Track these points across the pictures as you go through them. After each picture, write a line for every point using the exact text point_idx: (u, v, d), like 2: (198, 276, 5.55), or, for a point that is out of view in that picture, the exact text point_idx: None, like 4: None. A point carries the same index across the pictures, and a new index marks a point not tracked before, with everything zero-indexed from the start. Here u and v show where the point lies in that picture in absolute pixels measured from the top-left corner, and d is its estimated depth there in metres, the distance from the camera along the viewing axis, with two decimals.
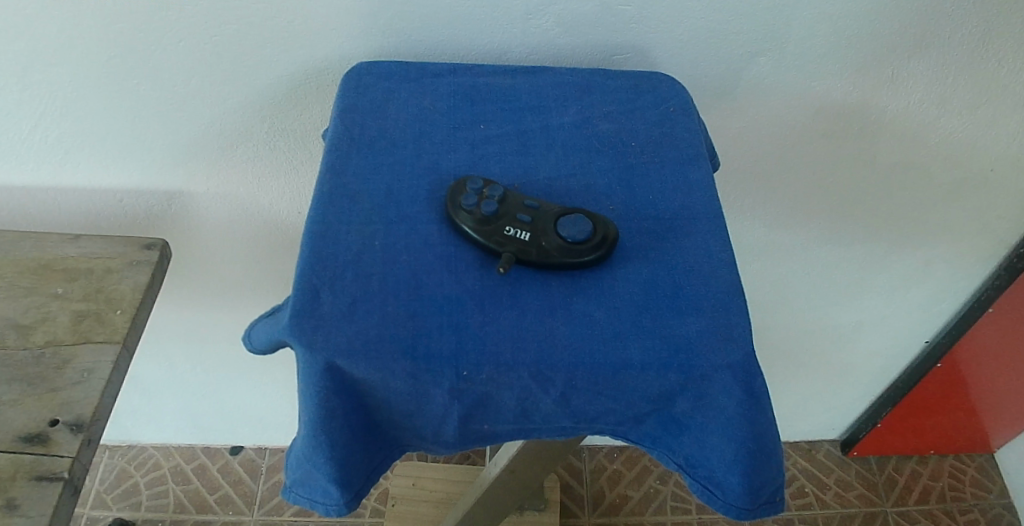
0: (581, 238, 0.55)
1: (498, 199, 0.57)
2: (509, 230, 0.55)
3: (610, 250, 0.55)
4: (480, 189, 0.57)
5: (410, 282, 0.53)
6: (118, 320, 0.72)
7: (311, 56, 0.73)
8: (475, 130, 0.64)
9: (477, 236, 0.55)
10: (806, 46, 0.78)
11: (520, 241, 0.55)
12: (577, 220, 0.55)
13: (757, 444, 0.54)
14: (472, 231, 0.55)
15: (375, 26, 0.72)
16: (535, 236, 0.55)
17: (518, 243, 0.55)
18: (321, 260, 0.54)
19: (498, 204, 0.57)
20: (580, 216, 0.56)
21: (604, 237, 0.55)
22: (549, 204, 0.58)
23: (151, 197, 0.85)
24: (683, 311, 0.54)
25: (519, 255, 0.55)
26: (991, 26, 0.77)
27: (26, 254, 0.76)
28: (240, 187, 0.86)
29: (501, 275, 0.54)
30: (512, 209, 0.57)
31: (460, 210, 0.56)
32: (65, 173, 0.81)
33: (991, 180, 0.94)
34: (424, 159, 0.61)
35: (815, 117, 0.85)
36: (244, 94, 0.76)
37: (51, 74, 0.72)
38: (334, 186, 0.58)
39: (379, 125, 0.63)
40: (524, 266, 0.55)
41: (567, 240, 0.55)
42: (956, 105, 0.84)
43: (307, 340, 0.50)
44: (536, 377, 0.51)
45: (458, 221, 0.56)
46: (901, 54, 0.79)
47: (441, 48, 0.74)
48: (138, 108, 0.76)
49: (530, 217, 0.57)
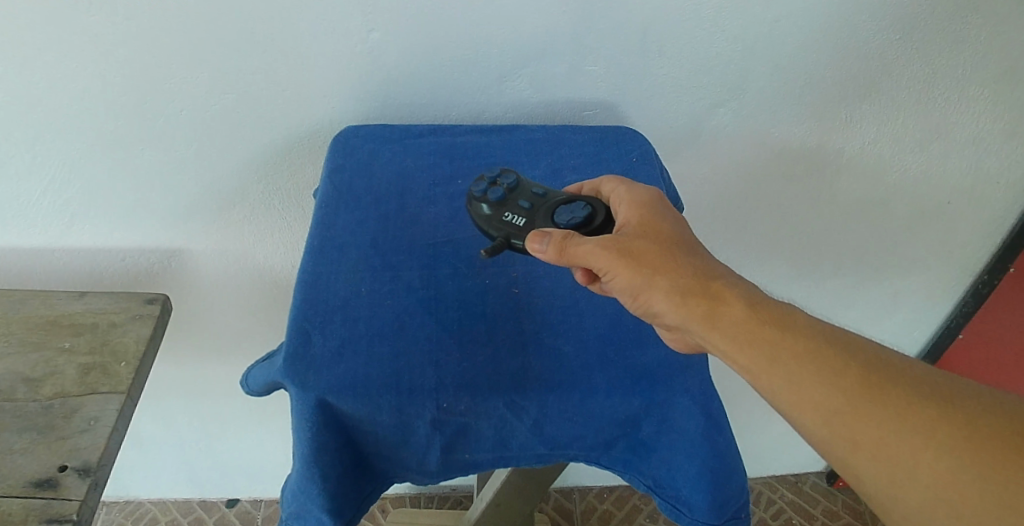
0: (573, 222, 0.59)
1: (509, 187, 0.63)
2: (508, 215, 0.61)
3: (609, 231, 0.60)
4: (496, 178, 0.63)
5: (394, 325, 0.59)
6: (123, 371, 0.77)
7: (307, 118, 0.79)
8: (453, 185, 0.70)
9: (482, 222, 0.62)
10: (762, 96, 0.85)
11: (514, 225, 0.61)
12: (576, 207, 0.60)
13: (719, 462, 0.58)
14: (479, 216, 0.62)
15: (363, 91, 0.78)
16: (531, 222, 0.61)
17: (512, 226, 0.61)
18: (312, 307, 0.59)
19: (509, 191, 0.63)
20: (581, 202, 0.60)
21: (605, 218, 0.60)
22: (556, 192, 0.63)
23: (152, 255, 0.90)
24: (645, 341, 0.59)
25: (511, 237, 0.61)
26: (933, 72, 0.84)
27: (35, 311, 0.81)
28: (237, 245, 0.91)
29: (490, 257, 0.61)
30: (518, 197, 0.62)
31: (473, 197, 0.63)
32: (71, 235, 0.86)
33: (949, 211, 1.00)
34: (407, 212, 0.67)
35: (774, 162, 0.91)
36: (242, 154, 0.82)
37: (63, 143, 0.77)
38: (324, 239, 0.64)
39: (366, 183, 0.69)
40: (518, 246, 0.61)
41: (559, 226, 0.59)
42: (909, 142, 0.91)
43: (299, 379, 0.55)
44: (510, 405, 0.56)
45: (471, 208, 0.63)
46: (853, 100, 0.86)
47: (425, 109, 0.81)
48: (143, 173, 0.82)
49: (533, 203, 0.62)
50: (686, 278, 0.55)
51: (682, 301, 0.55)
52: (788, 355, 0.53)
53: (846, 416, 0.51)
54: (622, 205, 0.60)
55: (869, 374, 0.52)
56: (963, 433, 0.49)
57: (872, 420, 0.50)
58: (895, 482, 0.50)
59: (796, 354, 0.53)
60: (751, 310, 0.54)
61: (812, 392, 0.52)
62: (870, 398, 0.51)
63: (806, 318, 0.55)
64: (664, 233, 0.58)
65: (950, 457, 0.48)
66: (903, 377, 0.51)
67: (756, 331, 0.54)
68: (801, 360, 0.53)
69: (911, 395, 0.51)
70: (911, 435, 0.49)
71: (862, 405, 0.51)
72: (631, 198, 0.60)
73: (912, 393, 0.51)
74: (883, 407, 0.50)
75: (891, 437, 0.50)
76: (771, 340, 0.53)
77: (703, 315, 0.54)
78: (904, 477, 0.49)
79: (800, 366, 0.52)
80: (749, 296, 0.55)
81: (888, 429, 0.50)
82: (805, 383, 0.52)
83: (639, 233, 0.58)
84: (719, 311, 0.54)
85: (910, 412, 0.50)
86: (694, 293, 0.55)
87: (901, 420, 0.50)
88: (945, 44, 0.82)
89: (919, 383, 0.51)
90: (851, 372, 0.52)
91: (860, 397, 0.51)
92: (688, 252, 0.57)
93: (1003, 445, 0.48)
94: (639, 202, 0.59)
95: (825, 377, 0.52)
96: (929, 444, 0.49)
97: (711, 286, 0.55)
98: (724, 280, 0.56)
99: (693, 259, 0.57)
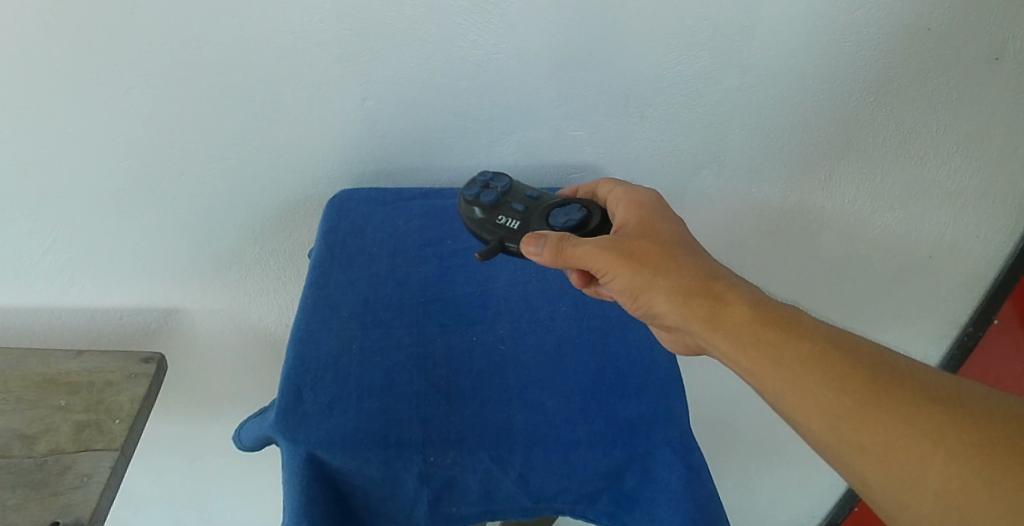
0: (567, 225, 0.65)
1: (501, 191, 0.68)
2: (502, 217, 0.67)
3: (605, 232, 0.66)
4: (488, 181, 0.69)
5: (383, 381, 0.61)
6: (116, 428, 0.78)
7: (305, 181, 0.83)
8: (443, 245, 0.73)
9: (476, 223, 0.67)
10: (742, 158, 0.88)
11: (508, 228, 0.67)
12: (570, 210, 0.66)
13: (703, 513, 0.58)
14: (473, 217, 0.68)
15: (358, 155, 0.82)
16: (526, 224, 0.67)
17: (505, 229, 0.66)
18: (303, 364, 0.61)
19: (501, 195, 0.68)
20: (575, 206, 0.66)
21: (600, 220, 0.66)
22: (545, 195, 0.69)
23: (150, 314, 0.92)
24: (626, 395, 0.62)
25: (504, 239, 0.66)
26: (909, 134, 0.87)
27: (32, 369, 0.82)
28: (233, 304, 0.93)
29: (477, 262, 0.66)
30: (511, 200, 0.68)
31: (466, 199, 0.68)
32: (71, 294, 0.88)
33: (932, 264, 1.01)
34: (398, 272, 0.70)
35: (755, 220, 0.95)
36: (241, 215, 0.84)
37: (66, 205, 0.80)
38: (316, 298, 0.66)
39: (359, 243, 0.71)
40: (510, 248, 0.67)
41: (554, 228, 0.66)
42: (887, 200, 0.94)
43: (290, 434, 0.56)
44: (495, 458, 0.58)
45: (465, 209, 0.68)
46: (832, 160, 0.89)
47: (418, 173, 0.85)
48: (143, 234, 0.84)
49: (525, 206, 0.68)
50: (694, 285, 0.60)
51: (690, 306, 0.60)
52: (790, 357, 0.57)
53: (853, 419, 0.54)
54: (624, 212, 0.66)
55: (871, 376, 0.55)
56: (964, 436, 0.52)
57: (874, 421, 0.54)
58: (901, 483, 0.53)
59: (800, 357, 0.57)
60: (753, 310, 0.59)
61: (815, 395, 0.55)
62: (876, 402, 0.54)
63: (805, 319, 0.59)
64: (665, 238, 0.63)
65: (954, 461, 0.52)
66: (905, 381, 0.55)
67: (761, 335, 0.58)
68: (804, 363, 0.56)
69: (914, 399, 0.54)
70: (916, 438, 0.53)
71: (865, 408, 0.54)
72: (633, 205, 0.66)
73: (915, 395, 0.54)
74: (887, 409, 0.54)
75: (897, 439, 0.53)
76: (774, 342, 0.57)
77: (712, 321, 0.59)
78: (909, 479, 0.53)
79: (806, 370, 0.56)
80: (753, 299, 0.59)
81: (893, 432, 0.53)
82: (809, 385, 0.56)
83: (641, 237, 0.63)
84: (726, 317, 0.59)
85: (914, 415, 0.53)
86: (702, 301, 0.59)
87: (905, 423, 0.53)
88: (923, 106, 0.84)
89: (920, 386, 0.55)
90: (853, 376, 0.55)
91: (864, 400, 0.54)
92: (688, 255, 0.62)
93: (1005, 448, 0.51)
94: (638, 206, 0.66)
95: (830, 381, 0.55)
96: (935, 446, 0.52)
97: (717, 290, 0.60)
98: (727, 282, 0.60)
99: (696, 263, 0.62)
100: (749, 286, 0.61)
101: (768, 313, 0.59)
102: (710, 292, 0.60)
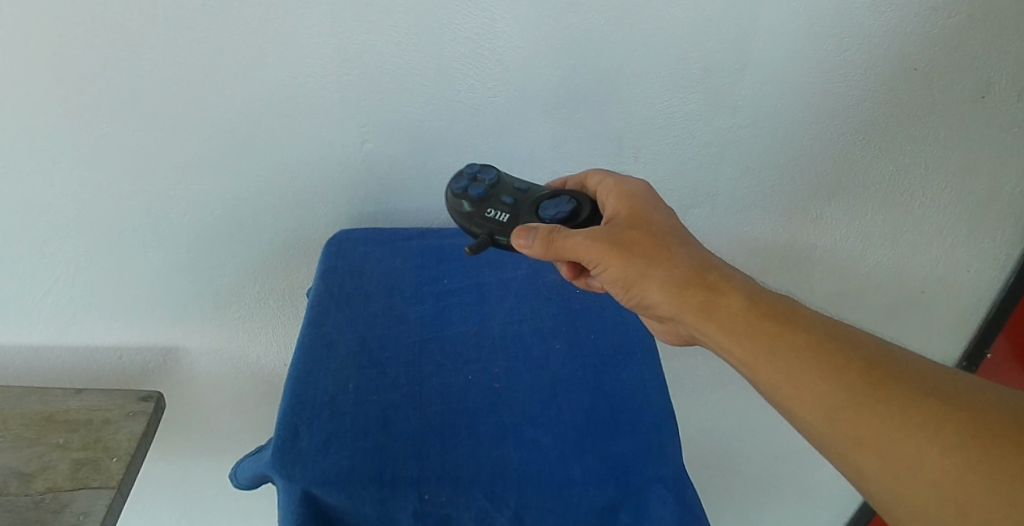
0: (558, 217, 0.65)
1: (490, 183, 0.69)
2: (491, 211, 0.67)
3: (595, 223, 0.66)
4: (476, 174, 0.69)
5: (380, 419, 0.62)
6: (114, 466, 0.78)
7: (304, 221, 0.84)
8: (440, 284, 0.74)
9: (465, 217, 0.67)
10: (734, 199, 0.90)
11: (498, 221, 0.67)
12: (560, 202, 0.66)
13: None
14: (462, 211, 0.68)
15: (357, 196, 0.83)
16: (516, 217, 0.67)
17: (495, 223, 0.66)
18: (301, 402, 0.61)
19: (489, 188, 0.68)
20: (564, 197, 0.67)
21: (590, 212, 0.66)
22: (534, 188, 0.69)
23: (149, 353, 0.93)
24: (619, 433, 0.63)
25: (495, 233, 0.66)
26: (896, 175, 0.89)
27: (31, 407, 0.83)
28: (231, 343, 0.94)
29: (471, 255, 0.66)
30: (499, 193, 0.68)
31: (454, 192, 0.69)
32: (71, 333, 0.89)
33: (924, 300, 1.02)
34: (394, 310, 0.71)
35: (748, 260, 0.96)
36: (241, 255, 0.86)
37: (69, 245, 0.81)
38: (314, 336, 0.67)
39: (357, 282, 0.73)
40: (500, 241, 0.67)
41: (544, 220, 0.66)
42: (877, 238, 0.95)
43: (286, 471, 0.57)
44: (490, 496, 0.58)
45: (453, 202, 0.68)
46: (821, 200, 0.91)
47: (416, 213, 0.86)
48: (145, 273, 0.85)
49: (515, 199, 0.68)
50: (687, 278, 0.60)
51: (682, 298, 0.59)
52: (783, 348, 0.57)
53: (848, 411, 0.54)
54: (617, 204, 0.66)
55: (868, 368, 0.55)
56: (964, 430, 0.51)
57: (870, 413, 0.53)
58: (899, 477, 0.52)
59: (795, 348, 0.56)
60: (747, 301, 0.59)
61: (810, 385, 0.55)
62: (871, 393, 0.54)
63: (800, 311, 0.59)
64: (659, 229, 0.63)
65: (953, 454, 0.51)
66: (904, 373, 0.54)
67: (756, 327, 0.58)
68: (798, 353, 0.56)
69: (913, 392, 0.53)
70: (913, 431, 0.52)
71: (862, 400, 0.54)
72: (626, 196, 0.66)
73: (913, 387, 0.53)
74: (883, 401, 0.53)
75: (894, 433, 0.52)
76: (767, 332, 0.57)
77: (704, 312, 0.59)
78: (907, 472, 0.52)
79: (801, 361, 0.56)
80: (747, 290, 0.59)
81: (890, 424, 0.52)
82: (804, 376, 0.55)
83: (634, 228, 0.63)
84: (720, 310, 0.59)
85: (911, 407, 0.53)
86: (695, 293, 0.60)
87: (902, 415, 0.52)
88: (909, 148, 0.86)
89: (918, 379, 0.54)
90: (848, 366, 0.55)
91: (859, 391, 0.54)
92: (682, 246, 0.62)
93: (1008, 443, 0.50)
94: (630, 198, 0.66)
95: (826, 373, 0.55)
96: (933, 439, 0.51)
97: (710, 282, 0.60)
98: (721, 274, 0.60)
99: (690, 254, 0.62)
100: (744, 278, 0.61)
101: (763, 305, 0.59)
102: (703, 284, 0.60)
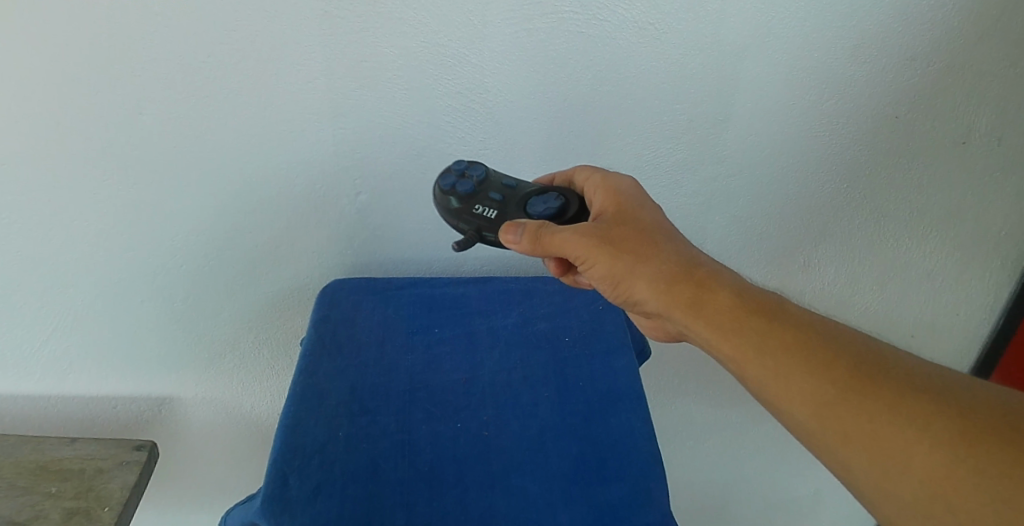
0: (546, 213, 0.67)
1: (477, 180, 0.70)
2: (479, 207, 0.68)
3: (583, 219, 0.68)
4: (463, 171, 0.70)
5: (369, 467, 0.62)
6: (106, 516, 0.78)
7: (299, 271, 0.86)
8: (431, 333, 0.75)
9: (453, 214, 0.69)
10: (721, 247, 0.92)
11: (485, 217, 0.68)
12: (548, 199, 0.68)
13: None
14: (450, 208, 0.69)
15: (351, 246, 0.85)
16: (503, 213, 0.68)
17: (483, 219, 0.68)
18: (291, 451, 0.62)
19: (476, 185, 0.70)
20: (552, 194, 0.69)
21: (578, 208, 0.68)
22: (521, 185, 0.71)
23: (143, 403, 0.94)
24: (607, 480, 0.63)
25: (482, 229, 0.68)
26: (879, 223, 0.91)
27: (26, 457, 0.83)
28: (225, 393, 0.95)
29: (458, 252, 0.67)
30: (487, 190, 0.69)
31: (442, 190, 0.70)
32: (67, 383, 0.90)
33: (914, 344, 1.03)
34: (386, 359, 0.72)
35: None
36: (237, 304, 0.87)
37: (68, 295, 0.83)
38: (306, 385, 0.68)
39: (349, 331, 0.74)
40: (487, 237, 0.69)
41: (531, 217, 0.67)
42: (865, 283, 0.97)
43: (275, 521, 0.58)
44: None
45: (441, 200, 0.70)
46: (807, 247, 0.93)
47: (409, 263, 0.88)
48: (141, 322, 0.87)
49: (502, 195, 0.69)
50: (676, 275, 0.62)
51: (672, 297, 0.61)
52: (771, 345, 0.58)
53: (838, 406, 0.55)
54: (605, 203, 0.68)
55: (855, 364, 0.56)
56: (952, 425, 0.51)
57: (857, 408, 0.54)
58: (888, 474, 0.53)
59: (783, 345, 0.58)
60: (735, 298, 0.60)
61: (798, 381, 0.56)
62: (858, 388, 0.55)
63: (787, 308, 0.60)
64: (647, 228, 0.65)
65: (942, 449, 0.51)
66: (891, 369, 0.55)
67: (743, 323, 0.59)
68: (786, 349, 0.57)
69: (902, 388, 0.54)
70: (901, 427, 0.52)
71: (849, 396, 0.54)
72: (615, 195, 0.68)
73: (900, 384, 0.54)
74: (870, 397, 0.54)
75: (883, 427, 0.53)
76: (754, 328, 0.59)
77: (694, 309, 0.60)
78: (897, 469, 0.52)
79: (789, 357, 0.57)
80: (735, 288, 0.61)
81: (878, 420, 0.53)
82: (792, 372, 0.57)
83: (623, 227, 0.65)
84: (709, 306, 0.60)
85: (899, 403, 0.53)
86: (685, 291, 0.61)
87: (889, 411, 0.53)
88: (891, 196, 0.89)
89: (905, 375, 0.55)
90: (835, 362, 0.56)
91: (846, 388, 0.55)
92: (671, 246, 0.64)
93: (997, 438, 0.50)
94: (617, 196, 0.67)
95: (814, 368, 0.56)
96: (922, 435, 0.52)
97: (700, 280, 0.61)
98: (710, 273, 0.62)
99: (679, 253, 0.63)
100: (732, 276, 0.62)
101: (751, 303, 0.60)
102: (692, 281, 0.61)
